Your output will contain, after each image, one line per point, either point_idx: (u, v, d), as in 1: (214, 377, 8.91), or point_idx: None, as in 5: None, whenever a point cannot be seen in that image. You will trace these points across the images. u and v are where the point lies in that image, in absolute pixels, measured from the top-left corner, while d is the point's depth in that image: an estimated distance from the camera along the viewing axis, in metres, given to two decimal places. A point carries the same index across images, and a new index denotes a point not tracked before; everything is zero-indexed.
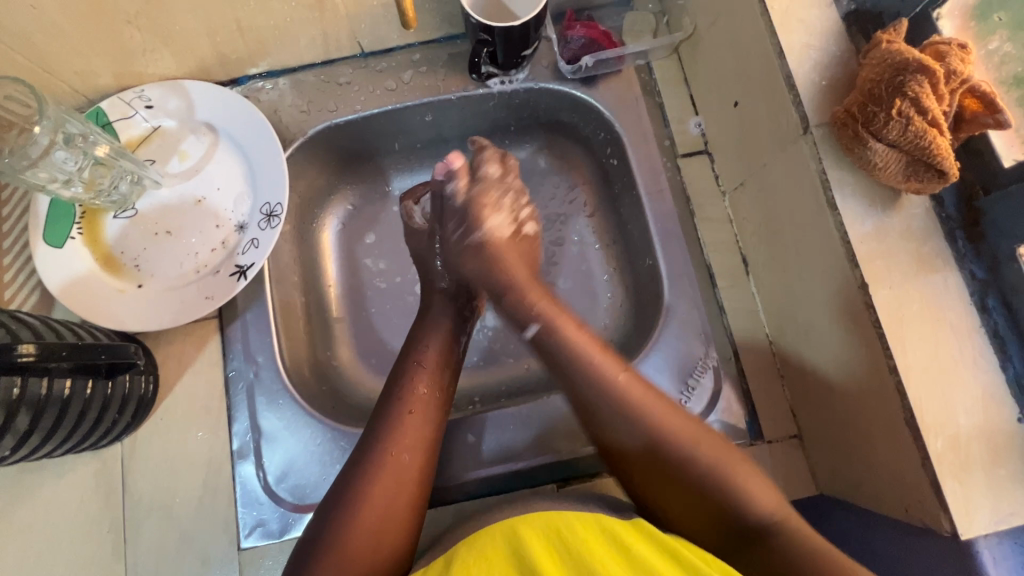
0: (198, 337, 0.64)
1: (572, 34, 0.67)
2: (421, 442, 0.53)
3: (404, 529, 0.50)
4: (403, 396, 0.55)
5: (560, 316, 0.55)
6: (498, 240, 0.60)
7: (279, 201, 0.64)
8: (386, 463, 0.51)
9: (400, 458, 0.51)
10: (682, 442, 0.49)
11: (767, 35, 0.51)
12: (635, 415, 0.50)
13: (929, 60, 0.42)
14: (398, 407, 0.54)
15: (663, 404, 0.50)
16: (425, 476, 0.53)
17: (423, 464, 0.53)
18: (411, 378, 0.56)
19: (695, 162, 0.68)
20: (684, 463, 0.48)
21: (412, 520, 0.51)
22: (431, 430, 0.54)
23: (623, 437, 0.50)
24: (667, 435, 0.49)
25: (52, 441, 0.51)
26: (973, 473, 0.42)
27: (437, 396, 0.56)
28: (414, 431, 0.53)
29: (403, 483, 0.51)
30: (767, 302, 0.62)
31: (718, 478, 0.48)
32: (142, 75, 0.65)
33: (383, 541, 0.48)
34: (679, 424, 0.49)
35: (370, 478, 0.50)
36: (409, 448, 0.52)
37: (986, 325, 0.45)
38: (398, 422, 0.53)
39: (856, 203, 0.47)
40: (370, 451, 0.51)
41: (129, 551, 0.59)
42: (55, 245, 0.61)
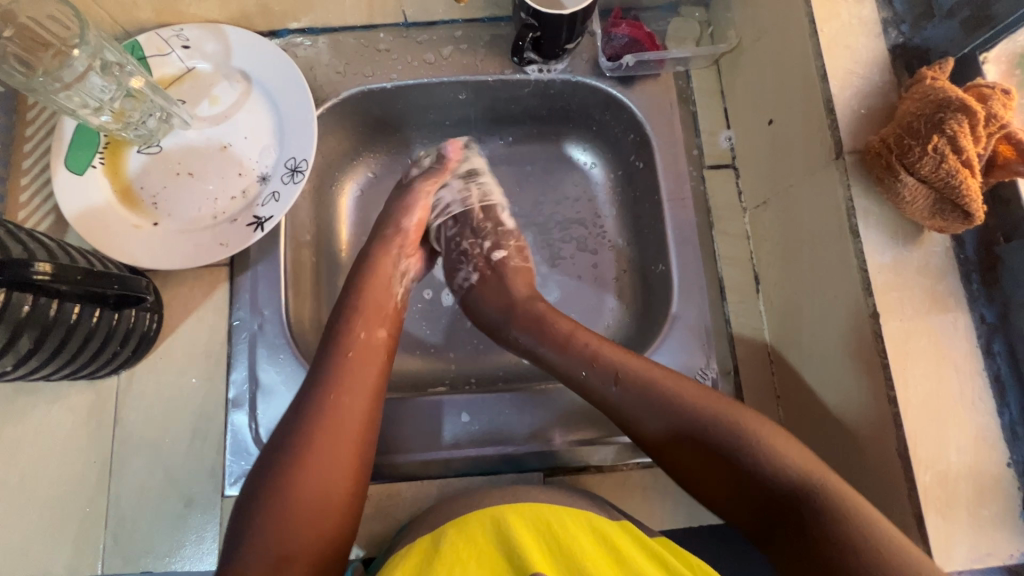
0: (206, 284, 0.64)
1: (616, 31, 0.68)
2: (363, 386, 0.54)
3: (350, 469, 0.50)
4: (337, 342, 0.56)
5: (567, 330, 0.58)
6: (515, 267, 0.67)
7: (305, 157, 0.64)
8: (325, 404, 0.51)
9: (339, 400, 0.52)
10: (669, 386, 0.52)
11: (813, 57, 0.52)
12: (649, 386, 0.52)
13: (972, 101, 0.42)
14: (337, 350, 0.55)
15: (658, 368, 0.54)
16: (370, 418, 0.53)
17: (366, 406, 0.53)
18: (348, 325, 0.57)
19: (721, 174, 0.69)
20: (679, 412, 0.50)
21: (359, 460, 0.51)
22: (375, 373, 0.56)
23: (646, 422, 0.52)
24: (666, 387, 0.52)
25: (52, 364, 0.51)
26: (957, 511, 0.43)
27: (376, 340, 0.57)
28: (354, 373, 0.54)
29: (345, 424, 0.51)
30: (773, 321, 0.62)
31: (746, 447, 0.48)
32: (183, 14, 0.65)
33: (329, 478, 0.49)
34: (685, 386, 0.52)
35: (312, 417, 0.51)
36: (350, 391, 0.53)
37: (989, 369, 0.46)
38: (338, 367, 0.54)
39: (878, 233, 0.48)
40: (312, 393, 0.52)
41: (113, 485, 0.58)
42: (75, 171, 0.61)
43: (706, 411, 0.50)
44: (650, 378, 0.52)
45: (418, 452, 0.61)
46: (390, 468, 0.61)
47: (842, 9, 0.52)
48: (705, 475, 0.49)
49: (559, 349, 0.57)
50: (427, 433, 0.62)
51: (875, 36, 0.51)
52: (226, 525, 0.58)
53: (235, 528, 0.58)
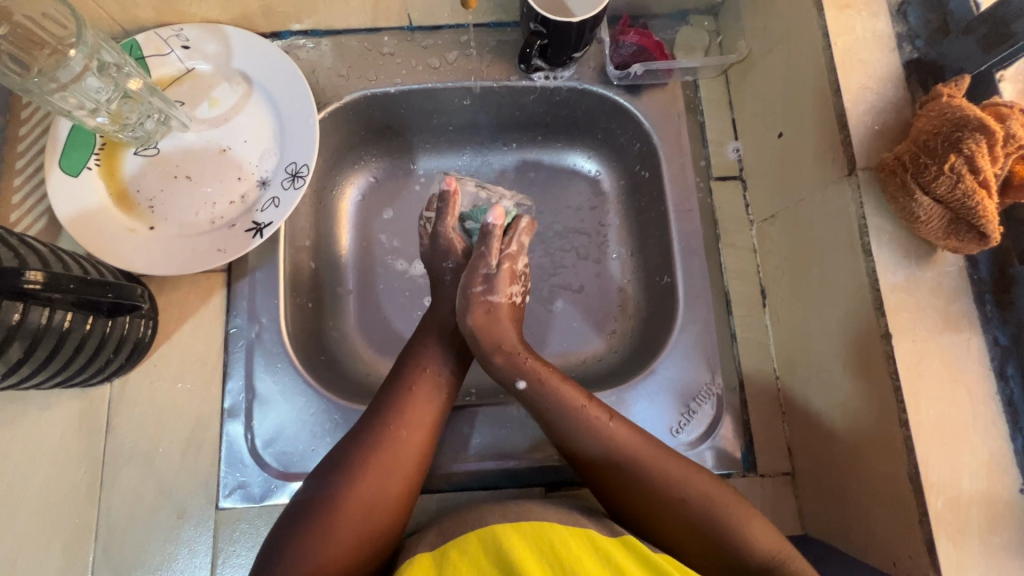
0: (202, 290, 0.62)
1: (625, 40, 0.67)
2: (423, 422, 0.55)
3: (397, 501, 0.51)
4: (404, 375, 0.58)
5: (541, 371, 0.56)
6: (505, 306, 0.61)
7: (306, 162, 0.62)
8: (386, 435, 0.53)
9: (398, 432, 0.53)
10: (634, 448, 0.53)
11: (826, 70, 0.51)
12: (596, 428, 0.53)
13: (990, 121, 0.42)
14: (403, 384, 0.57)
15: (615, 419, 0.54)
16: (424, 455, 0.54)
17: (422, 442, 0.54)
18: (417, 362, 0.59)
19: (728, 186, 0.68)
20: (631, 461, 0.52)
21: (407, 493, 0.52)
22: (436, 410, 0.57)
23: (582, 445, 0.53)
24: (603, 427, 0.53)
25: (43, 372, 0.50)
26: (969, 537, 0.42)
27: (444, 378, 0.59)
28: (416, 408, 0.55)
29: (402, 458, 0.52)
30: (779, 336, 0.62)
31: (715, 524, 0.49)
32: (183, 14, 0.64)
33: (373, 507, 0.50)
34: (670, 465, 0.52)
35: (374, 445, 0.52)
36: (410, 426, 0.54)
37: (1002, 392, 0.45)
38: (402, 400, 0.55)
39: (891, 252, 0.47)
40: (376, 422, 0.54)
41: (103, 496, 0.57)
42: (70, 173, 0.60)
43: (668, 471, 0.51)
44: (639, 455, 0.52)
45: None
46: None
47: (856, 22, 0.51)
48: (679, 532, 0.50)
49: (533, 381, 0.56)
50: None
51: (890, 50, 0.50)
52: (219, 539, 0.57)
53: (229, 541, 0.56)
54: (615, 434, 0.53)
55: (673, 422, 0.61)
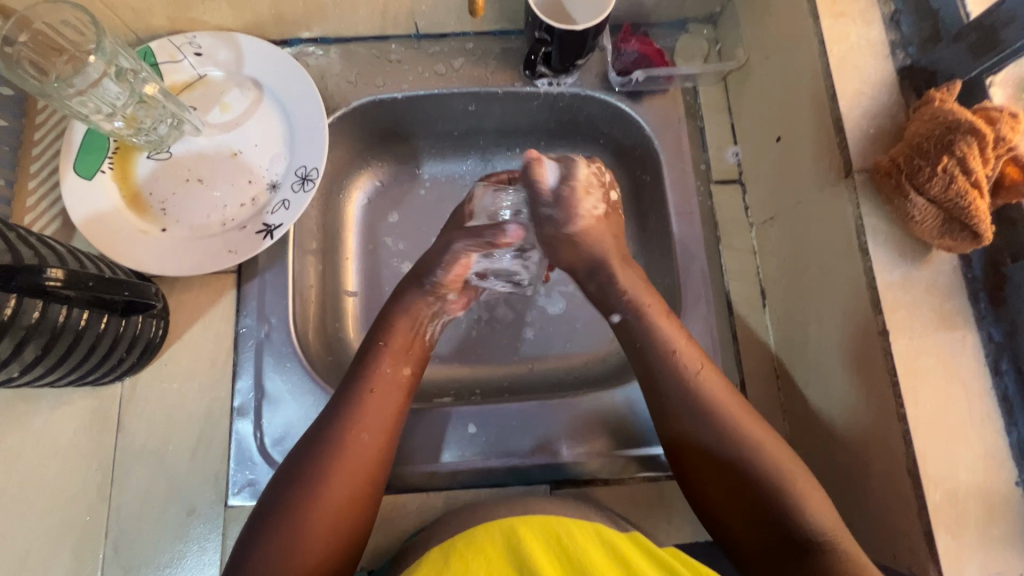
0: (213, 290, 0.64)
1: (626, 47, 0.69)
2: (382, 422, 0.54)
3: (359, 508, 0.51)
4: (361, 377, 0.57)
5: (648, 320, 0.57)
6: (592, 220, 0.64)
7: (316, 166, 0.64)
8: (345, 440, 0.52)
9: (358, 436, 0.52)
10: (730, 413, 0.51)
11: (822, 76, 0.53)
12: (702, 394, 0.52)
13: (981, 124, 0.43)
14: (361, 386, 0.56)
15: (728, 390, 0.53)
16: (384, 457, 0.54)
17: (383, 444, 0.54)
18: (376, 361, 0.58)
19: (728, 189, 0.69)
20: (732, 439, 0.50)
21: (370, 497, 0.52)
22: (395, 410, 0.56)
23: (699, 430, 0.51)
24: (710, 399, 0.52)
25: (58, 370, 0.51)
26: (966, 529, 0.43)
27: (400, 376, 0.58)
28: (376, 410, 0.54)
29: (361, 460, 0.52)
30: (779, 335, 0.63)
31: (775, 483, 0.48)
32: (196, 22, 0.65)
33: (337, 516, 0.49)
34: (758, 434, 0.51)
35: (331, 451, 0.51)
36: (370, 428, 0.53)
37: (996, 387, 0.46)
38: (359, 402, 0.54)
39: (887, 251, 0.48)
40: (334, 428, 0.53)
41: (114, 494, 0.58)
42: (85, 176, 0.61)
43: (754, 440, 0.50)
44: (731, 419, 0.51)
45: (425, 462, 0.61)
46: (395, 478, 0.61)
47: (851, 30, 0.53)
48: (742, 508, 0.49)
49: (669, 354, 0.55)
50: (434, 443, 0.62)
51: (883, 57, 0.52)
52: (229, 536, 0.57)
53: (238, 538, 0.57)
54: (703, 384, 0.53)
55: None
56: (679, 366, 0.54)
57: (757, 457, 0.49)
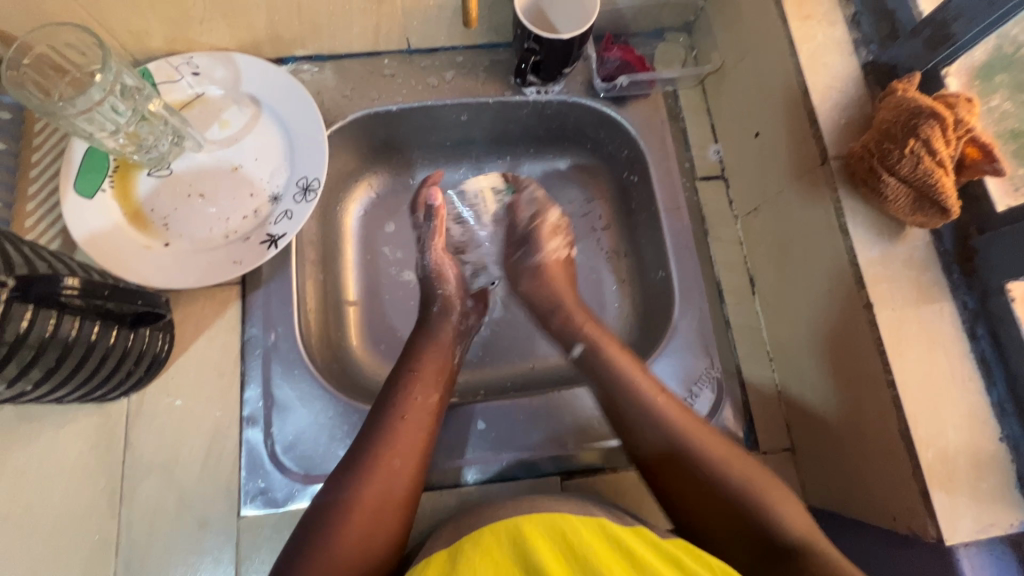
0: (217, 302, 0.64)
1: (608, 55, 0.73)
2: (414, 449, 0.55)
3: (392, 536, 0.51)
4: (395, 404, 0.57)
5: (604, 348, 0.62)
6: (554, 260, 0.72)
7: (317, 176, 0.65)
8: (377, 468, 0.52)
9: (390, 464, 0.53)
10: (695, 438, 0.54)
11: (795, 73, 0.57)
12: (659, 412, 0.56)
13: (941, 108, 0.47)
14: (393, 413, 0.56)
15: (686, 414, 0.56)
16: (416, 482, 0.54)
17: (415, 470, 0.54)
18: (407, 388, 0.58)
19: (712, 185, 0.73)
20: (673, 435, 0.54)
21: (402, 523, 0.52)
22: (425, 436, 0.57)
23: (649, 433, 0.55)
24: (651, 401, 0.57)
25: (67, 385, 0.51)
26: (959, 485, 0.46)
27: (431, 403, 0.59)
28: (408, 437, 0.55)
29: (394, 487, 0.52)
30: (770, 319, 0.66)
31: (744, 491, 0.51)
32: (193, 43, 0.67)
33: (369, 543, 0.49)
34: (706, 437, 0.54)
35: (362, 478, 0.52)
36: (402, 455, 0.54)
37: (974, 351, 0.49)
38: (391, 429, 0.55)
39: (865, 230, 0.52)
40: (366, 455, 0.53)
41: (124, 509, 0.57)
42: (85, 195, 0.62)
43: (706, 446, 0.53)
44: (681, 430, 0.54)
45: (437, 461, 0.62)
46: None
47: (817, 31, 0.57)
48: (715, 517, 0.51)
49: (625, 376, 0.59)
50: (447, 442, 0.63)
51: (848, 55, 0.56)
52: (242, 547, 0.57)
53: (253, 548, 0.57)
54: (663, 407, 0.56)
55: None
56: (632, 381, 0.58)
57: (710, 469, 0.52)
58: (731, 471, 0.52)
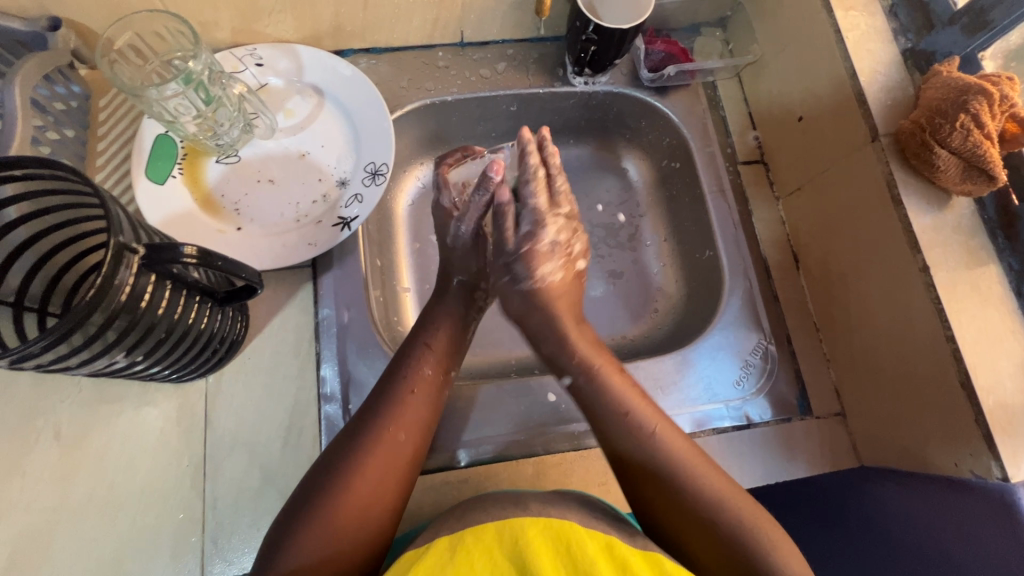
0: (289, 285, 0.65)
1: (653, 47, 0.76)
2: (415, 425, 0.55)
3: (391, 505, 0.52)
4: (404, 375, 0.58)
5: (609, 376, 0.60)
6: (551, 284, 0.67)
7: (384, 161, 0.67)
8: (381, 440, 0.53)
9: (394, 438, 0.54)
10: (695, 472, 0.53)
11: (842, 59, 0.61)
12: (656, 439, 0.55)
13: (987, 85, 0.51)
14: (402, 386, 0.57)
15: (667, 425, 0.57)
16: (413, 461, 0.54)
17: (417, 444, 0.55)
18: (419, 361, 0.59)
19: (753, 168, 0.77)
20: (666, 459, 0.54)
21: (400, 498, 0.53)
22: (426, 415, 0.57)
23: (619, 442, 0.56)
24: (627, 420, 0.56)
25: (162, 362, 0.52)
26: (1019, 428, 0.50)
27: (432, 380, 0.59)
28: (409, 414, 0.55)
29: (393, 462, 0.53)
30: (816, 291, 0.70)
31: (721, 518, 0.51)
32: (259, 34, 0.69)
33: (366, 512, 0.50)
34: (705, 472, 0.54)
35: (365, 446, 0.52)
36: (406, 428, 0.55)
37: (1021, 308, 0.53)
38: (400, 402, 0.56)
39: (917, 200, 0.56)
40: (371, 425, 0.54)
41: (208, 487, 0.58)
42: (157, 181, 0.63)
43: (702, 480, 0.53)
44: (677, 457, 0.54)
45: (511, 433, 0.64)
46: (484, 451, 0.64)
47: (860, 21, 0.62)
48: (688, 531, 0.52)
49: (622, 417, 0.56)
50: (518, 414, 0.66)
51: (890, 42, 0.61)
52: None
53: None
54: (663, 439, 0.55)
55: (734, 376, 0.67)
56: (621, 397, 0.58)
57: (704, 498, 0.52)
58: (700, 475, 0.53)
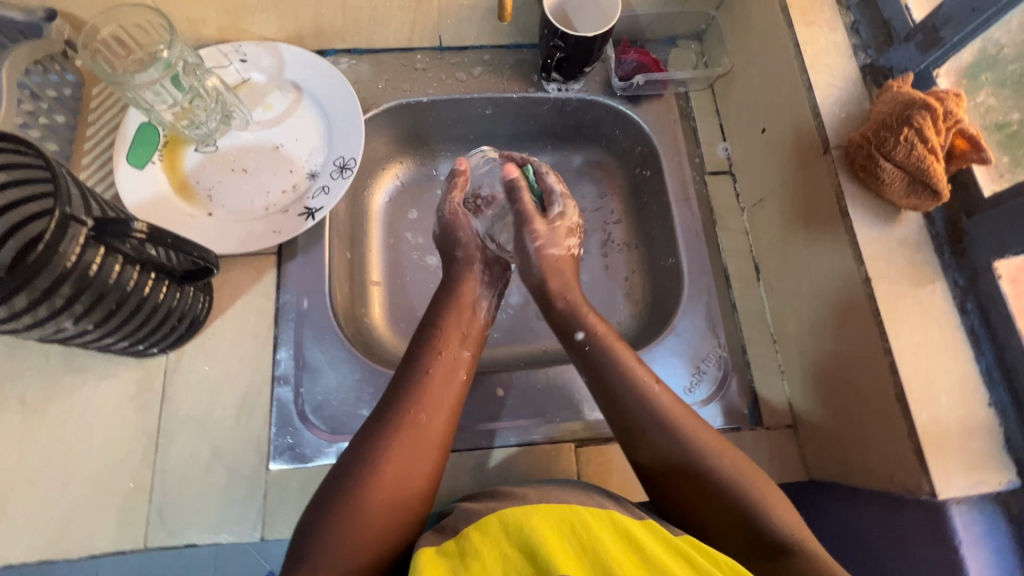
0: (254, 270, 0.68)
1: (626, 57, 0.78)
2: (444, 403, 0.57)
3: (425, 484, 0.52)
4: (422, 360, 0.60)
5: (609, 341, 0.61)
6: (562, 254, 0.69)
7: (353, 156, 0.70)
8: (406, 421, 0.54)
9: (419, 418, 0.55)
10: (693, 433, 0.54)
11: (800, 73, 0.62)
12: (655, 407, 0.56)
13: (932, 100, 0.52)
14: (416, 367, 0.59)
15: (670, 394, 0.58)
16: (447, 435, 0.56)
17: (444, 423, 0.56)
18: (432, 344, 0.61)
19: (720, 179, 0.77)
20: (665, 423, 0.55)
21: (433, 476, 0.53)
22: (453, 392, 0.59)
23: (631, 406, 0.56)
24: (628, 372, 0.58)
25: (119, 332, 0.54)
26: (951, 445, 0.49)
27: (459, 360, 0.61)
28: (437, 393, 0.57)
29: (427, 440, 0.54)
30: (774, 302, 0.70)
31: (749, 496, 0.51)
32: (243, 32, 0.72)
33: (401, 490, 0.50)
34: (705, 433, 0.55)
35: (391, 429, 0.53)
36: (428, 409, 0.56)
37: (964, 324, 0.53)
38: (420, 384, 0.57)
39: (864, 212, 0.56)
40: (393, 409, 0.55)
41: (159, 458, 0.60)
42: (136, 166, 0.66)
43: (703, 441, 0.54)
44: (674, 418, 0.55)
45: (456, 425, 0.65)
46: None
47: (820, 35, 0.63)
48: (712, 514, 0.51)
49: (618, 373, 0.58)
50: (466, 407, 0.66)
51: (848, 57, 0.62)
52: (269, 499, 0.59)
53: (281, 500, 0.59)
54: (654, 398, 0.56)
55: (686, 383, 0.67)
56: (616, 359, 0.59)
57: (704, 460, 0.53)
58: (699, 441, 0.54)
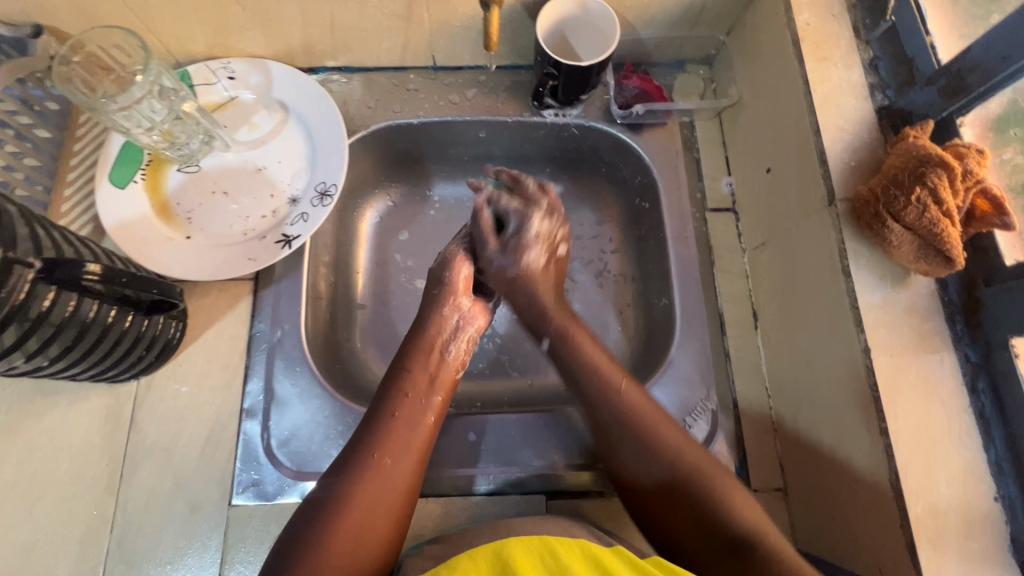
0: (230, 296, 0.67)
1: (628, 83, 0.74)
2: (408, 448, 0.54)
3: (386, 532, 0.50)
4: (390, 402, 0.57)
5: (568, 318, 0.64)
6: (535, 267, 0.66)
7: (334, 182, 0.68)
8: (369, 467, 0.52)
9: (383, 463, 0.52)
10: (662, 435, 0.54)
11: (808, 114, 0.57)
12: (632, 411, 0.56)
13: (949, 158, 0.47)
14: (384, 411, 0.56)
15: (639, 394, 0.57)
16: (414, 481, 0.54)
17: (409, 470, 0.53)
18: (400, 386, 0.58)
19: (722, 217, 0.73)
20: (637, 430, 0.54)
21: (397, 524, 0.51)
22: (420, 435, 0.56)
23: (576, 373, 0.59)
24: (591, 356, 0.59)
25: (82, 363, 0.54)
26: (949, 542, 0.45)
27: (429, 402, 0.58)
28: (402, 437, 0.54)
29: (389, 486, 0.52)
30: (771, 354, 0.65)
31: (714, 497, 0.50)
32: (231, 49, 0.71)
33: (361, 540, 0.49)
34: (672, 436, 0.54)
35: (355, 480, 0.51)
36: (394, 454, 0.53)
37: (973, 405, 0.48)
38: (384, 428, 0.54)
39: (868, 273, 0.51)
40: (357, 453, 0.53)
41: (123, 487, 0.59)
42: (118, 185, 0.65)
43: (671, 442, 0.54)
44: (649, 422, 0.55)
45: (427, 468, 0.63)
46: None
47: (833, 73, 0.58)
48: (683, 522, 0.51)
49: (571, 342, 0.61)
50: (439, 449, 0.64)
51: (864, 98, 0.57)
52: (229, 536, 0.58)
53: (241, 538, 0.58)
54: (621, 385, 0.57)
55: None
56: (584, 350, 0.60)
57: (678, 462, 0.52)
58: (668, 440, 0.54)
